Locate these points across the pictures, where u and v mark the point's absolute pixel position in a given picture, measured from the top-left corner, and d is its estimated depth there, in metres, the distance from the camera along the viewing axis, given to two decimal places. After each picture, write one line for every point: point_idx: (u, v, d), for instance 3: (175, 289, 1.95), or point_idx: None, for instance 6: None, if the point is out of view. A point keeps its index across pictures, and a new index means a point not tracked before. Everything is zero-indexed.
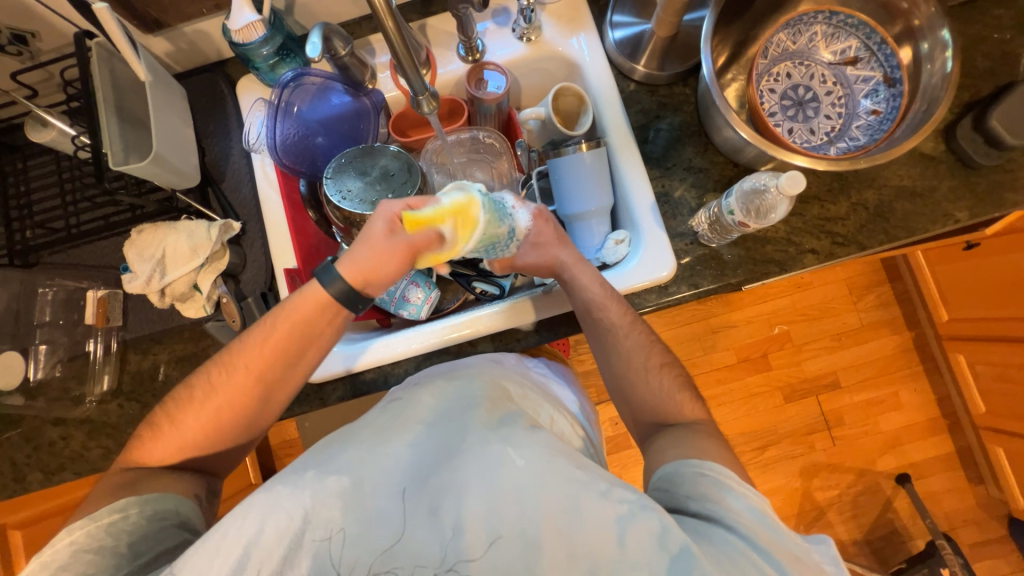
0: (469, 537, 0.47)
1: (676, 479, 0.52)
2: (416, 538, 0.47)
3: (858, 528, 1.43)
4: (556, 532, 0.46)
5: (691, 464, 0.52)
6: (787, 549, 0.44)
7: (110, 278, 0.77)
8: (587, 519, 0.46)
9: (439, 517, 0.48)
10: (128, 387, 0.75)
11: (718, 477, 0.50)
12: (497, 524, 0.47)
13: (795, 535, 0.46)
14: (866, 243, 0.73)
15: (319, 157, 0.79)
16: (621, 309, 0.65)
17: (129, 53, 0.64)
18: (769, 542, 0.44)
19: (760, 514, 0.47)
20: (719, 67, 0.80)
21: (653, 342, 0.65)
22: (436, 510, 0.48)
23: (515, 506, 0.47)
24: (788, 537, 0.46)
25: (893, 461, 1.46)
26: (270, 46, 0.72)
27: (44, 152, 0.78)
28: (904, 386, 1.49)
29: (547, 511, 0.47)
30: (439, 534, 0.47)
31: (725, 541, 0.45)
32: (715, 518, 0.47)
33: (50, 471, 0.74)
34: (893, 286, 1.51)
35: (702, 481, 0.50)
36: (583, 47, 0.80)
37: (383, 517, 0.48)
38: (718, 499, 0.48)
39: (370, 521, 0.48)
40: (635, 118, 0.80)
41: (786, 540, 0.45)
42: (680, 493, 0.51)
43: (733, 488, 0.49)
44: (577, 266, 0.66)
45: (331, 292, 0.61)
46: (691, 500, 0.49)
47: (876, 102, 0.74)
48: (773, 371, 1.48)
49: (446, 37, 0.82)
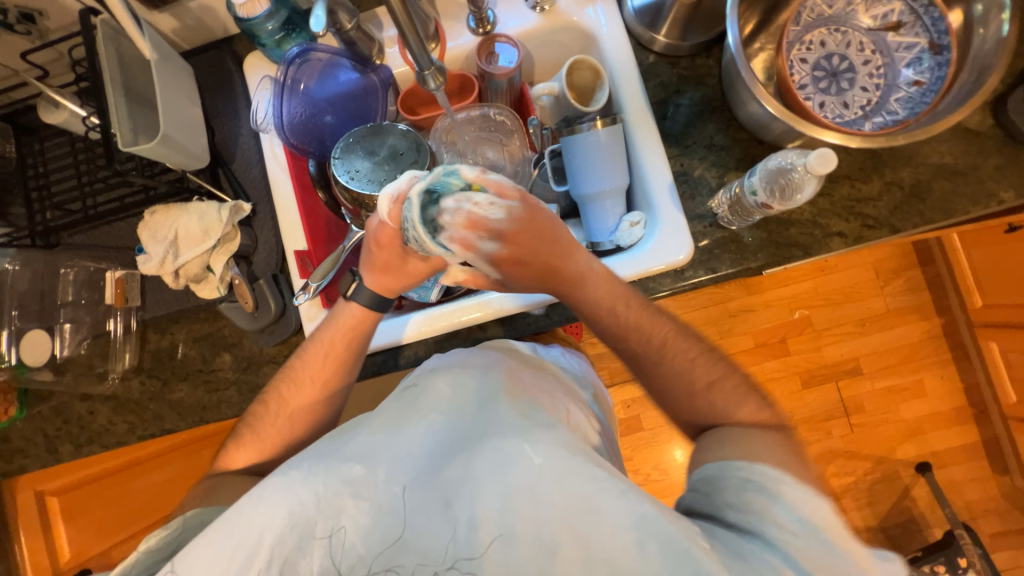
0: (480, 536, 0.45)
1: (718, 483, 0.50)
2: (427, 533, 0.46)
3: (874, 515, 1.41)
4: (572, 532, 0.44)
5: (738, 467, 0.50)
6: (830, 571, 0.41)
7: (127, 259, 0.79)
8: (604, 522, 0.43)
9: (452, 511, 0.46)
10: (149, 364, 0.78)
11: (764, 481, 0.47)
12: (510, 524, 0.45)
13: (849, 552, 0.42)
14: (899, 226, 0.69)
15: (327, 136, 0.77)
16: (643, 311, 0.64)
17: (133, 30, 0.63)
18: (810, 561, 0.41)
19: (811, 525, 0.44)
20: (746, 35, 0.74)
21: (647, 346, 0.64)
22: (448, 503, 0.47)
23: (529, 503, 0.45)
24: (839, 552, 0.42)
25: (914, 450, 1.42)
26: (275, 21, 0.70)
27: (59, 133, 0.79)
28: (931, 374, 1.44)
29: (562, 510, 0.44)
30: (449, 529, 0.45)
31: (762, 559, 0.41)
32: (753, 532, 0.44)
33: (79, 444, 0.77)
34: (925, 270, 1.44)
35: (747, 486, 0.47)
36: (600, 17, 0.76)
37: (395, 509, 0.47)
38: (762, 509, 0.45)
39: (382, 511, 0.47)
40: (653, 93, 0.76)
41: (836, 557, 0.42)
42: (718, 499, 0.48)
43: (781, 493, 0.46)
44: (580, 287, 0.63)
45: (362, 302, 0.66)
46: (731, 507, 0.47)
47: (918, 71, 0.68)
48: (791, 357, 1.44)
49: (456, 8, 0.79)
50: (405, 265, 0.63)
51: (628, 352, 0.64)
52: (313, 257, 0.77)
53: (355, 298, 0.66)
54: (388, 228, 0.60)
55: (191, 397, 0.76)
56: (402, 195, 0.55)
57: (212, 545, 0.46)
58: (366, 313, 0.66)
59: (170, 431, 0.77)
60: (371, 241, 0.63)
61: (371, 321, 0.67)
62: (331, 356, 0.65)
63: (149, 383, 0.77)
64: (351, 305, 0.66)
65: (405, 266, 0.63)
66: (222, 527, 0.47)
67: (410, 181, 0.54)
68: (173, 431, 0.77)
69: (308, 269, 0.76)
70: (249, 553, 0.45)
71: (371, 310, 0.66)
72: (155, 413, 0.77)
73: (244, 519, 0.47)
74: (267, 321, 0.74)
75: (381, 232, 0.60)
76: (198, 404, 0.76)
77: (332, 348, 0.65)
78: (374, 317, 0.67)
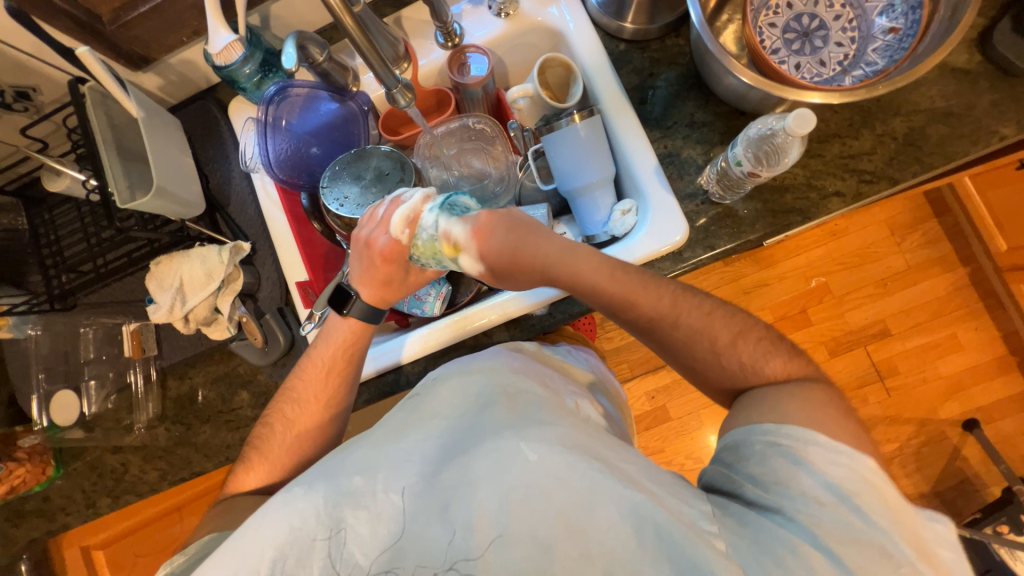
0: (478, 537, 0.45)
1: (743, 452, 0.50)
2: (426, 535, 0.46)
3: (925, 481, 1.35)
4: (568, 530, 0.44)
5: (764, 431, 0.49)
6: (855, 540, 0.42)
7: (139, 311, 0.81)
8: (601, 514, 0.44)
9: (451, 516, 0.46)
10: (172, 411, 0.80)
11: (791, 447, 0.47)
12: (508, 524, 0.45)
13: (885, 519, 0.43)
14: (898, 177, 0.67)
15: (315, 167, 0.79)
16: (639, 286, 0.58)
17: (119, 93, 0.66)
18: (833, 535, 0.43)
19: (840, 491, 0.44)
20: (713, 9, 0.74)
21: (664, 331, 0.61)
22: (448, 508, 0.46)
23: (526, 502, 0.45)
24: (876, 521, 0.43)
25: (957, 408, 1.36)
26: (252, 64, 0.72)
27: (66, 200, 0.82)
28: (964, 326, 1.38)
29: (559, 509, 0.45)
30: (447, 533, 0.45)
31: (775, 534, 0.43)
32: (773, 506, 0.45)
33: (116, 496, 0.80)
34: (942, 220, 1.39)
35: (773, 454, 0.48)
36: (565, 13, 0.76)
37: (394, 516, 0.47)
38: (787, 479, 0.46)
39: (382, 520, 0.47)
40: (628, 80, 0.76)
41: (865, 522, 0.43)
42: (740, 471, 0.49)
43: (809, 459, 0.46)
44: (557, 257, 0.58)
45: (355, 314, 0.66)
46: (749, 485, 0.48)
47: (893, 18, 0.66)
48: (814, 327, 1.40)
49: (423, 27, 0.80)
50: (406, 276, 0.65)
51: (651, 336, 0.61)
52: (315, 286, 0.79)
53: (350, 312, 0.66)
54: (398, 245, 0.61)
55: (215, 438, 0.78)
56: (416, 213, 0.59)
57: (223, 562, 0.47)
58: (360, 325, 0.67)
59: (199, 473, 0.79)
60: (373, 259, 0.63)
61: (361, 335, 0.67)
62: (321, 376, 0.66)
63: (173, 429, 0.79)
64: (343, 318, 0.67)
65: (406, 277, 0.65)
66: (225, 550, 0.48)
67: (423, 201, 0.59)
68: (202, 472, 0.79)
69: (311, 299, 0.78)
70: (255, 567, 0.47)
71: (360, 321, 0.67)
72: (183, 457, 0.79)
73: (253, 536, 0.48)
74: (278, 354, 0.76)
75: (390, 248, 0.61)
76: (222, 444, 0.78)
77: (330, 373, 0.66)
78: (366, 327, 0.67)
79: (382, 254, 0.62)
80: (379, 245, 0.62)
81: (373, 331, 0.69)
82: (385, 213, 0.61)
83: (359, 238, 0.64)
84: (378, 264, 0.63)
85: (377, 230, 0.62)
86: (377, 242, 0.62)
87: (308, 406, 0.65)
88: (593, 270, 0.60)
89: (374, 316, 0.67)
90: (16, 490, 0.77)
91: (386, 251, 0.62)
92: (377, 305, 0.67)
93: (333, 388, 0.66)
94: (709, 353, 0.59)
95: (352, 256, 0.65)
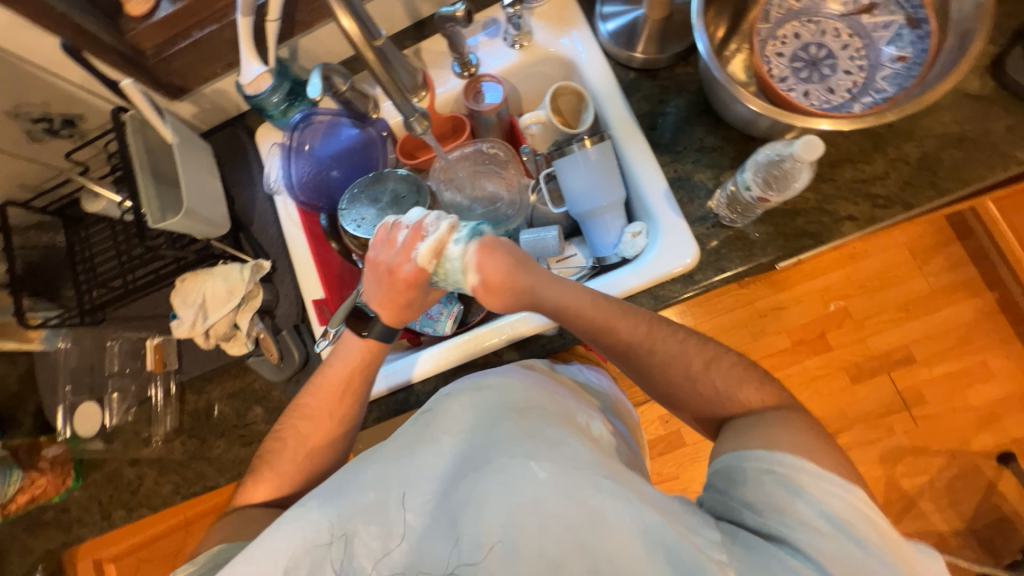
0: (487, 555, 0.44)
1: (735, 477, 0.49)
2: (434, 550, 0.46)
3: (958, 517, 1.28)
4: (579, 550, 0.43)
5: (757, 458, 0.48)
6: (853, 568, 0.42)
7: (163, 326, 0.84)
8: (613, 535, 0.43)
9: (460, 533, 0.46)
10: (188, 425, 0.81)
11: (786, 474, 0.47)
12: (519, 544, 0.44)
13: (878, 545, 0.43)
14: (913, 202, 0.66)
15: (335, 190, 0.82)
16: (620, 315, 0.60)
17: (157, 119, 0.70)
18: (831, 560, 0.42)
19: (833, 518, 0.44)
20: (721, 39, 0.76)
21: (683, 351, 0.60)
22: (457, 524, 0.46)
23: (535, 519, 0.45)
24: (870, 545, 0.43)
25: (991, 439, 1.30)
26: (279, 93, 0.76)
27: (101, 220, 0.86)
28: (994, 354, 1.33)
29: (570, 529, 0.44)
30: (457, 550, 0.45)
31: (784, 563, 0.42)
32: (775, 534, 0.44)
33: (130, 508, 0.81)
34: (964, 243, 1.36)
35: (768, 480, 0.47)
36: (576, 44, 0.79)
37: (406, 531, 0.47)
38: (785, 506, 0.45)
39: (393, 534, 0.47)
40: (638, 107, 0.78)
41: (861, 549, 0.43)
42: (736, 498, 0.48)
43: (803, 486, 0.46)
44: (547, 285, 0.62)
45: (373, 336, 0.66)
46: (749, 512, 0.46)
47: (901, 47, 0.67)
48: (833, 351, 1.36)
49: (441, 58, 0.84)
50: (426, 297, 0.66)
51: (658, 359, 0.60)
52: (331, 304, 0.81)
53: (369, 333, 0.66)
54: (422, 272, 0.61)
55: (228, 452, 0.79)
56: (443, 242, 0.60)
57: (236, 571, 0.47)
58: (374, 346, 0.67)
59: (212, 488, 0.80)
60: (398, 285, 0.62)
61: (379, 353, 0.67)
62: (333, 390, 0.66)
63: (189, 442, 0.81)
64: (362, 339, 0.66)
65: (425, 299, 0.66)
66: (238, 560, 0.48)
67: (450, 230, 0.61)
68: (214, 487, 0.80)
69: (326, 316, 0.80)
70: None
71: (379, 342, 0.67)
72: (197, 471, 0.80)
73: (266, 546, 0.48)
74: (293, 370, 0.78)
75: (416, 275, 0.61)
76: (235, 459, 0.79)
77: (344, 392, 0.66)
78: (381, 347, 0.67)
79: (408, 281, 0.62)
80: (404, 270, 0.61)
81: (387, 350, 0.69)
82: (406, 240, 0.61)
83: (380, 266, 0.63)
84: (404, 291, 0.63)
85: (399, 257, 0.61)
86: (401, 268, 0.61)
87: (320, 424, 0.66)
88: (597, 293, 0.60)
89: (389, 337, 0.67)
90: (36, 499, 0.82)
91: (411, 277, 0.62)
92: (395, 326, 0.67)
93: (349, 406, 0.66)
94: (721, 376, 0.58)
95: (368, 281, 0.65)
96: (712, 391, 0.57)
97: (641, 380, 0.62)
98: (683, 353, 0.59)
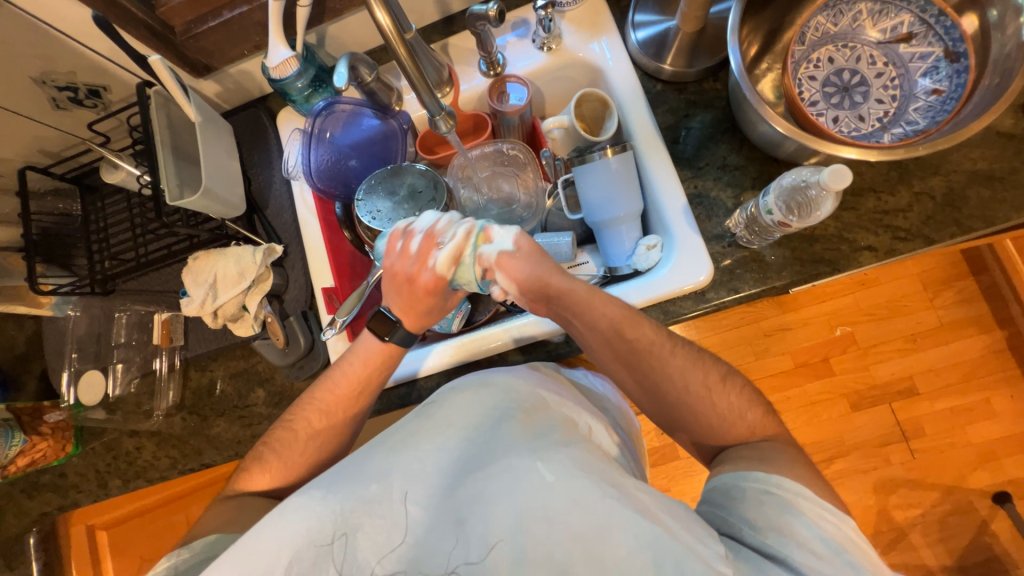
0: (492, 554, 0.45)
1: (734, 495, 0.49)
2: (439, 547, 0.46)
3: (948, 554, 1.27)
4: (585, 555, 0.43)
5: (755, 478, 0.49)
6: None
7: (171, 301, 0.85)
8: (618, 544, 0.43)
9: (466, 529, 0.46)
10: (190, 401, 0.82)
11: (783, 496, 0.47)
12: (523, 546, 0.44)
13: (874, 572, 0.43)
14: (933, 237, 0.65)
15: (352, 180, 0.82)
16: (631, 329, 0.59)
17: (181, 97, 0.70)
18: None
19: (831, 543, 0.44)
20: (752, 57, 0.75)
21: None
22: (463, 520, 0.47)
23: (541, 524, 0.45)
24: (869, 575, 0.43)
25: (988, 479, 1.29)
26: (304, 79, 0.76)
27: (118, 191, 0.87)
28: (999, 392, 1.32)
29: (576, 534, 0.44)
30: (462, 548, 0.45)
31: None
32: (775, 554, 0.44)
33: (127, 478, 0.82)
34: (979, 280, 1.34)
35: (766, 500, 0.47)
36: (605, 51, 0.79)
37: (411, 526, 0.47)
38: (783, 525, 0.45)
39: (398, 528, 0.48)
40: (663, 119, 0.77)
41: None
42: (735, 515, 0.47)
43: (800, 509, 0.46)
44: (557, 276, 0.60)
45: (394, 339, 0.66)
46: (748, 529, 0.46)
47: (936, 80, 0.66)
48: (838, 377, 1.35)
49: (468, 54, 0.84)
50: (445, 300, 0.65)
51: (662, 377, 0.59)
52: (339, 293, 0.81)
53: (390, 337, 0.66)
54: (440, 278, 0.62)
55: (227, 432, 0.80)
56: (460, 250, 0.61)
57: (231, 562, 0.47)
58: (394, 348, 0.67)
59: (208, 465, 0.80)
60: (416, 292, 0.63)
61: (395, 357, 0.68)
62: (335, 381, 0.66)
63: (189, 418, 0.82)
64: (382, 343, 0.67)
65: (445, 304, 0.67)
66: (233, 552, 0.47)
67: (465, 236, 0.61)
68: (211, 464, 0.81)
69: (335, 305, 0.80)
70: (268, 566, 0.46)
71: (400, 347, 0.67)
72: (195, 448, 0.81)
73: (268, 536, 0.47)
74: (297, 356, 0.78)
75: (434, 281, 0.62)
76: (233, 438, 0.79)
77: (348, 382, 0.66)
78: (400, 351, 0.67)
79: (427, 289, 0.63)
80: (421, 275, 0.62)
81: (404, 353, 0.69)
82: (421, 248, 0.62)
83: (397, 276, 0.64)
84: (425, 298, 0.64)
85: (416, 266, 0.62)
86: (418, 275, 0.62)
87: (320, 412, 0.66)
88: (605, 304, 0.59)
89: (410, 342, 0.68)
90: (35, 463, 0.81)
91: (429, 285, 0.63)
92: (416, 333, 0.68)
93: (348, 397, 0.66)
94: (725, 398, 0.58)
95: (388, 289, 0.66)
96: (716, 413, 0.57)
97: (639, 394, 0.62)
98: (690, 373, 0.58)
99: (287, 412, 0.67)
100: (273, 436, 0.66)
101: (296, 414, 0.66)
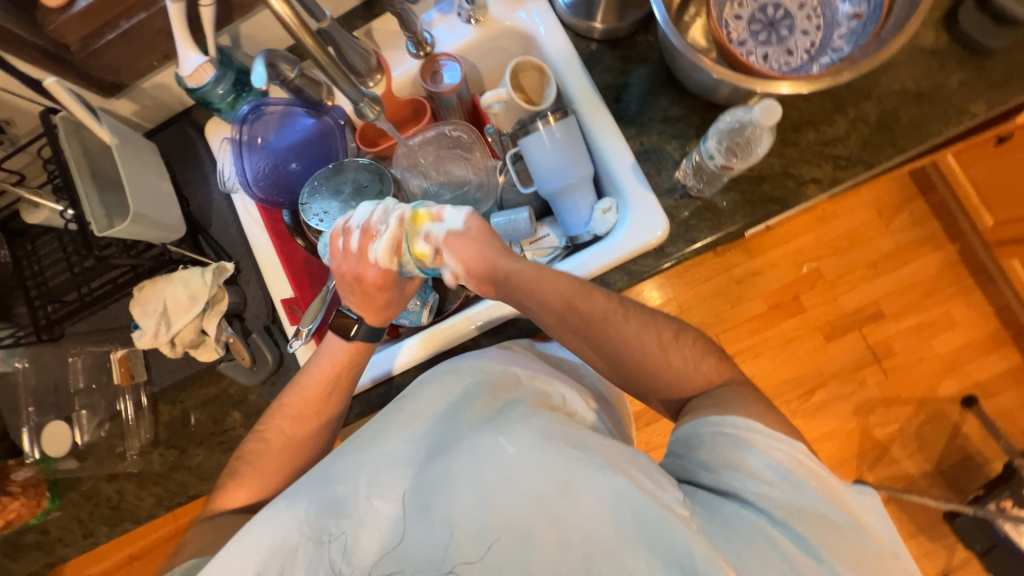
0: (457, 536, 0.44)
1: (693, 442, 0.50)
2: (410, 538, 0.45)
3: (928, 460, 1.35)
4: (549, 518, 0.44)
5: (711, 423, 0.50)
6: (806, 515, 0.43)
7: (126, 337, 0.81)
8: (581, 502, 0.44)
9: (429, 515, 0.46)
10: (165, 436, 0.79)
11: (737, 434, 0.48)
12: (488, 521, 0.44)
13: (824, 490, 0.45)
14: (873, 161, 0.67)
15: (295, 184, 0.79)
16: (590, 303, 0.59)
17: (91, 120, 0.66)
18: (784, 509, 0.44)
19: (782, 471, 0.46)
20: (680, 4, 0.74)
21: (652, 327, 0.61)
22: (427, 507, 0.46)
23: (506, 495, 0.45)
24: (817, 494, 0.45)
25: (955, 385, 1.37)
26: (224, 84, 0.72)
27: (46, 231, 0.81)
28: (956, 303, 1.38)
29: (539, 500, 0.44)
30: (429, 535, 0.45)
31: (740, 517, 0.44)
32: (730, 491, 0.46)
33: (113, 524, 0.79)
34: (927, 199, 1.40)
35: (721, 441, 0.48)
36: (534, 16, 0.77)
37: (379, 520, 0.47)
38: (736, 462, 0.47)
39: (366, 526, 0.47)
40: (601, 79, 0.76)
41: (808, 496, 0.44)
42: (694, 460, 0.49)
43: (753, 443, 0.47)
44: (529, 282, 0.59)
45: (356, 336, 0.65)
46: (704, 471, 0.48)
47: (856, 3, 0.67)
48: (808, 312, 1.40)
49: (393, 37, 0.81)
50: (404, 294, 0.66)
51: (631, 335, 0.60)
52: (301, 302, 0.79)
53: (353, 335, 0.65)
54: (387, 270, 0.62)
55: (209, 460, 0.78)
56: (398, 239, 0.61)
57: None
58: (358, 346, 0.66)
59: (195, 497, 0.79)
60: (367, 287, 0.63)
61: (363, 353, 0.67)
62: (308, 390, 0.65)
63: (167, 453, 0.79)
64: (346, 342, 0.66)
65: (403, 292, 0.66)
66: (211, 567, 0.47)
67: (399, 226, 0.60)
68: (199, 496, 0.79)
69: (297, 315, 0.77)
70: None
71: (365, 342, 0.66)
72: (179, 482, 0.78)
73: (254, 554, 0.47)
74: (267, 372, 0.77)
75: (381, 275, 0.62)
76: (217, 466, 0.78)
77: (322, 390, 0.65)
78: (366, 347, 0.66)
79: (377, 281, 0.62)
80: (368, 269, 0.62)
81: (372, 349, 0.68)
82: (359, 246, 0.62)
83: (344, 275, 0.63)
84: (379, 290, 0.63)
85: (360, 264, 0.62)
86: (366, 273, 0.62)
87: (297, 425, 0.65)
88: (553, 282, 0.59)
89: (376, 336, 0.67)
90: (11, 524, 0.77)
91: (379, 277, 0.62)
92: (381, 325, 0.67)
93: (324, 405, 0.65)
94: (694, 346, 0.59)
95: (342, 291, 0.65)
96: (686, 361, 0.58)
97: (600, 361, 0.61)
98: (657, 326, 0.59)
99: (266, 429, 0.66)
100: (254, 456, 0.64)
101: (273, 431, 0.65)
